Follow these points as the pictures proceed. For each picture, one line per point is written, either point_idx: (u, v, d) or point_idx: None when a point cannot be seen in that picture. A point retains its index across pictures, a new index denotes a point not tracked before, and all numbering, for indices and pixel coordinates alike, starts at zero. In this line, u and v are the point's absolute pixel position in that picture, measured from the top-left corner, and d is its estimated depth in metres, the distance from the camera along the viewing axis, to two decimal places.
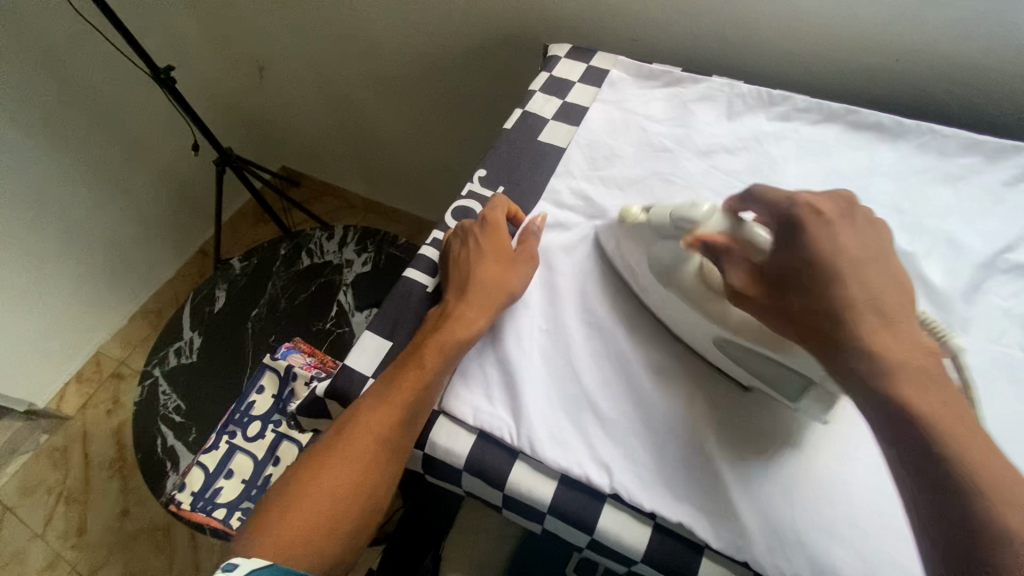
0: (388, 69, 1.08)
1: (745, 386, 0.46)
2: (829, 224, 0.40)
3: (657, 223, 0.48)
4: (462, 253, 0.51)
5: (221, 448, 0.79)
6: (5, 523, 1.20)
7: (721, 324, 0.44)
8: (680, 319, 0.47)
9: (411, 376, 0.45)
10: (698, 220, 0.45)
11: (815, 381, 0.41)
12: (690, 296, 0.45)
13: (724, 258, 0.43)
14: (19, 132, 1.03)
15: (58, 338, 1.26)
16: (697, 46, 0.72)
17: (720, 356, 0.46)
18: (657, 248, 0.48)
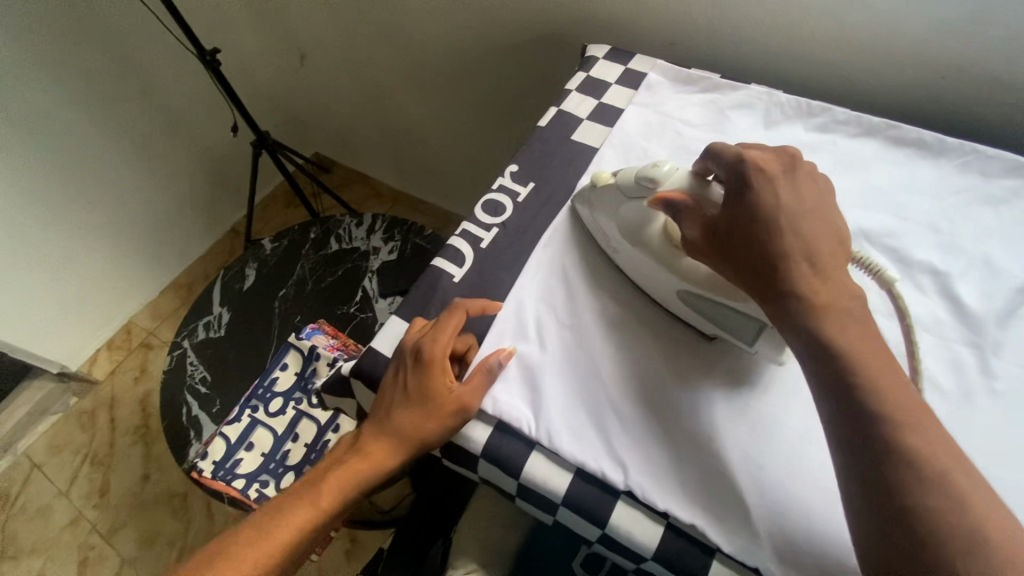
0: (425, 61, 1.10)
1: (707, 335, 0.49)
2: (771, 180, 0.41)
3: (623, 184, 0.51)
4: (393, 387, 0.48)
5: (243, 421, 0.80)
6: (33, 479, 1.25)
7: (682, 277, 0.47)
8: (643, 271, 0.50)
9: (304, 506, 0.47)
10: (659, 179, 0.49)
11: (764, 321, 0.44)
12: (657, 251, 0.49)
13: (684, 214, 0.46)
14: (68, 105, 1.08)
15: (93, 305, 1.31)
16: (738, 52, 0.72)
17: (680, 306, 0.48)
18: (625, 209, 0.51)
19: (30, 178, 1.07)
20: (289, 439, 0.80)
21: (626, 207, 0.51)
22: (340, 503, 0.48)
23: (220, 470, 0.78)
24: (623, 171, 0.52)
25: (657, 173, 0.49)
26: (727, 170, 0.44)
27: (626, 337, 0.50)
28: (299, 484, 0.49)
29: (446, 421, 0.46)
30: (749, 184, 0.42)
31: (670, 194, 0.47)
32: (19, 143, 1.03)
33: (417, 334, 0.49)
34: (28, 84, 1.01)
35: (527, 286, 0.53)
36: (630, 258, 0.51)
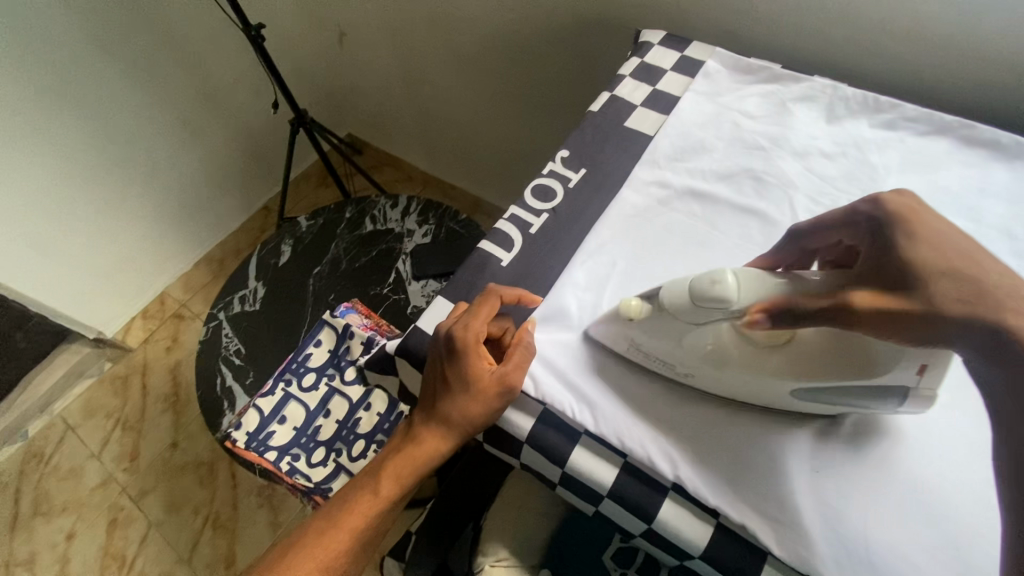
0: (467, 43, 1.08)
1: (830, 417, 0.44)
2: (923, 216, 0.38)
3: (676, 308, 0.41)
4: (433, 378, 0.47)
5: (276, 394, 0.81)
6: (67, 439, 1.29)
7: (798, 375, 0.40)
8: (740, 384, 0.43)
9: (371, 496, 0.51)
10: (743, 297, 0.39)
11: (911, 387, 0.39)
12: (755, 368, 0.41)
13: (805, 317, 0.37)
14: (114, 74, 1.09)
15: (129, 274, 1.34)
16: (801, 42, 0.69)
17: (799, 403, 0.42)
18: (692, 336, 0.42)
19: (74, 145, 1.09)
20: (321, 415, 0.81)
21: (690, 334, 0.42)
22: (402, 486, 0.51)
23: (252, 441, 0.78)
24: (659, 295, 0.42)
25: (724, 292, 0.39)
26: (857, 225, 0.41)
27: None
28: (364, 474, 0.53)
29: (490, 404, 0.45)
30: (902, 219, 0.38)
31: (771, 303, 0.39)
32: (65, 110, 1.05)
33: (448, 322, 0.48)
34: (78, 52, 1.02)
35: (577, 273, 0.51)
36: (716, 377, 0.43)
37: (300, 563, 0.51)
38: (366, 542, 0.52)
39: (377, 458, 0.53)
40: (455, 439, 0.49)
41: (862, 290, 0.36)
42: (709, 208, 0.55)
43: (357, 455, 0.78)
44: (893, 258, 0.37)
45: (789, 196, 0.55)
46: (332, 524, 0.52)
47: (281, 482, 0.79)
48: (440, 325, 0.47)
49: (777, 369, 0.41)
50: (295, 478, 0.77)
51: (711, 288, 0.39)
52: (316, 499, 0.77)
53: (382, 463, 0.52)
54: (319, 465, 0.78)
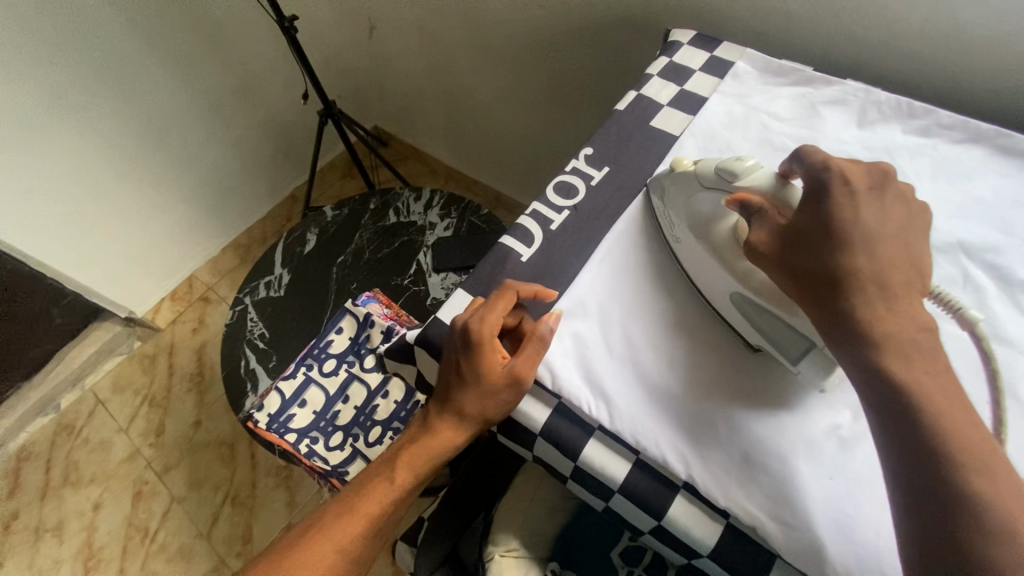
0: (495, 39, 1.09)
1: (751, 346, 0.46)
2: (853, 194, 0.41)
3: (702, 171, 0.49)
4: (449, 368, 0.49)
5: (298, 377, 0.83)
6: (98, 413, 1.35)
7: (741, 282, 0.45)
8: (703, 270, 0.48)
9: (386, 485, 0.53)
10: (739, 174, 0.46)
11: (816, 343, 0.42)
12: (722, 247, 0.47)
13: (757, 217, 0.44)
14: (153, 63, 1.13)
15: (159, 256, 1.38)
16: (835, 45, 0.68)
17: (733, 314, 0.46)
18: (700, 199, 0.49)
19: (112, 130, 1.13)
20: (340, 400, 0.83)
21: (701, 197, 0.49)
22: (418, 475, 0.53)
23: (273, 422, 0.80)
24: (704, 159, 0.50)
25: (737, 167, 0.46)
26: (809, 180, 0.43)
27: (690, 323, 0.49)
28: (380, 462, 0.55)
29: (502, 398, 0.46)
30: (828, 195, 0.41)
31: (746, 195, 0.45)
32: (105, 96, 1.09)
33: (466, 313, 0.48)
34: (120, 40, 1.06)
35: (596, 271, 0.52)
36: (692, 251, 0.49)
37: (319, 548, 0.52)
38: (382, 529, 0.54)
39: (392, 447, 0.55)
40: (468, 429, 0.50)
41: (765, 233, 0.43)
42: None
43: (373, 441, 0.80)
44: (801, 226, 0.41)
45: None
46: (348, 512, 0.53)
47: (299, 463, 0.81)
48: (458, 316, 0.48)
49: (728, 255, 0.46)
50: (314, 460, 0.79)
51: (733, 162, 0.46)
52: (333, 481, 0.80)
53: (399, 450, 0.54)
54: (336, 448, 0.80)
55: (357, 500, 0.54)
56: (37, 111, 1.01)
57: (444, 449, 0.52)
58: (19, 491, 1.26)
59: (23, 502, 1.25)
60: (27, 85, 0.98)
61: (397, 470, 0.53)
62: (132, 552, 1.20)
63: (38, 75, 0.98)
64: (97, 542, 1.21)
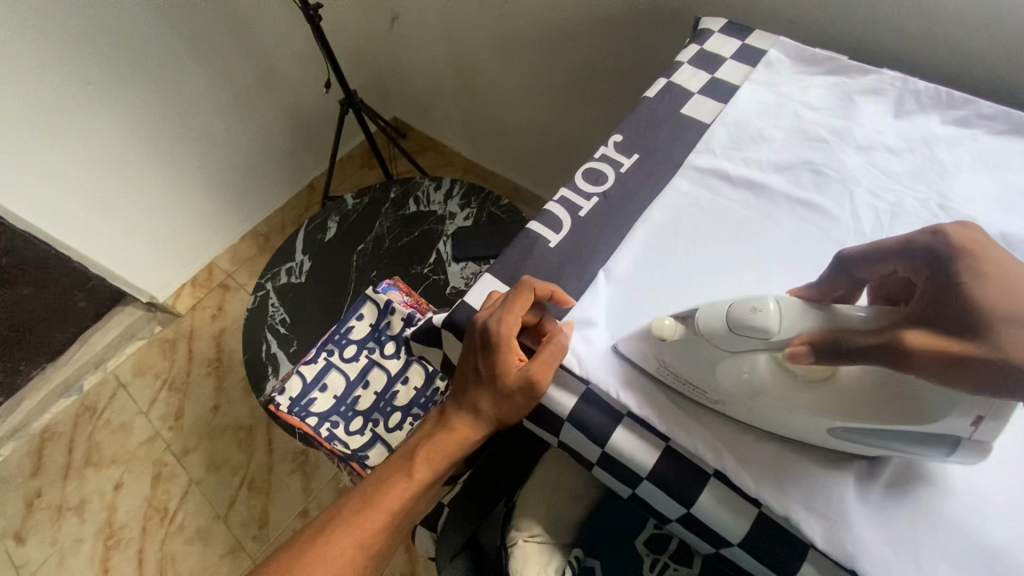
0: (518, 29, 1.09)
1: (868, 454, 0.41)
2: (984, 247, 0.38)
3: (711, 336, 0.40)
4: (469, 365, 0.50)
5: (319, 362, 0.83)
6: (119, 396, 1.37)
7: (834, 415, 0.38)
8: (775, 417, 0.41)
9: (403, 481, 0.53)
10: (775, 332, 0.38)
11: (963, 435, 0.36)
12: (790, 398, 0.39)
13: (847, 343, 0.36)
14: (180, 50, 1.14)
15: (181, 242, 1.40)
16: (870, 34, 0.66)
17: (838, 443, 0.40)
18: (730, 362, 0.40)
19: (137, 115, 1.14)
20: (360, 386, 0.83)
21: (722, 365, 0.41)
22: (434, 471, 0.53)
23: (295, 406, 0.81)
24: (694, 319, 0.41)
25: (766, 321, 0.38)
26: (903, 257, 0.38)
27: (758, 448, 0.43)
28: (396, 458, 0.56)
29: (518, 399, 0.47)
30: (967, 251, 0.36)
31: (804, 340, 0.37)
32: (132, 81, 1.10)
33: (482, 311, 0.49)
34: (148, 27, 1.07)
35: (623, 261, 0.51)
36: (748, 406, 0.41)
37: (338, 540, 0.53)
38: (399, 524, 0.55)
39: (408, 443, 0.56)
40: (483, 425, 0.52)
41: (920, 331, 0.34)
42: (764, 199, 0.54)
43: (393, 427, 0.81)
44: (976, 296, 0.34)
45: (852, 192, 0.54)
46: (366, 506, 0.54)
47: (320, 447, 0.82)
48: (477, 313, 0.48)
49: (815, 407, 0.39)
50: (333, 444, 0.80)
51: (751, 315, 0.38)
52: (352, 466, 0.80)
53: (416, 445, 0.54)
54: (356, 433, 0.80)
55: (376, 493, 0.54)
56: (66, 94, 1.02)
57: (460, 444, 0.53)
58: (42, 470, 1.29)
59: (46, 480, 1.27)
60: (57, 69, 0.99)
61: (416, 463, 0.53)
62: (151, 532, 1.22)
63: (68, 58, 1.00)
64: (117, 521, 1.23)
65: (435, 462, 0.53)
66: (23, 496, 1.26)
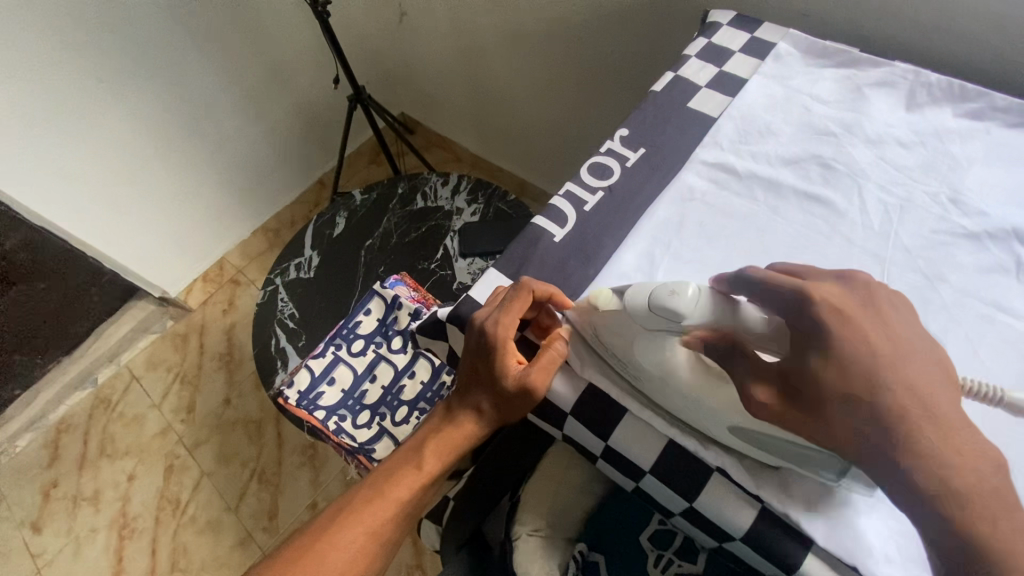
0: (526, 23, 1.08)
1: (771, 467, 0.42)
2: (850, 318, 0.36)
3: (636, 315, 0.40)
4: (471, 364, 0.50)
5: (327, 356, 0.84)
6: (132, 389, 1.39)
7: (729, 413, 0.40)
8: (690, 407, 0.42)
9: (410, 475, 0.54)
10: (688, 318, 0.39)
11: (846, 465, 0.37)
12: (698, 387, 0.41)
13: (735, 347, 0.40)
14: (192, 47, 1.15)
15: (193, 238, 1.42)
16: (882, 26, 0.66)
17: (745, 446, 0.42)
18: (644, 344, 0.42)
19: (149, 112, 1.16)
20: (367, 379, 0.84)
21: (643, 342, 0.42)
22: (440, 466, 0.54)
23: (303, 399, 0.81)
24: (627, 293, 0.41)
25: (682, 307, 0.38)
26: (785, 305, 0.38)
27: (682, 432, 0.44)
28: (402, 452, 0.56)
29: (520, 400, 0.47)
30: (824, 327, 0.36)
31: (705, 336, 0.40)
32: (143, 78, 1.12)
33: (481, 311, 0.48)
34: (160, 25, 1.09)
35: (628, 257, 0.51)
36: (659, 386, 0.43)
37: (343, 535, 0.53)
38: (405, 519, 0.55)
39: (413, 438, 0.57)
40: (487, 421, 0.53)
41: (768, 387, 0.38)
42: (772, 194, 0.54)
43: (400, 421, 0.81)
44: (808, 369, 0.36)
45: (861, 185, 0.53)
46: (372, 501, 0.54)
47: (327, 440, 0.83)
48: (476, 313, 0.48)
49: (721, 403, 0.40)
50: (341, 437, 0.80)
51: (670, 299, 0.38)
52: (359, 459, 0.81)
53: (424, 439, 0.55)
54: (364, 427, 0.81)
55: (385, 485, 0.55)
56: (80, 91, 1.04)
57: (467, 440, 0.54)
58: (58, 461, 1.31)
59: (62, 471, 1.30)
60: (70, 65, 1.01)
61: (424, 456, 0.54)
62: (164, 523, 1.24)
63: (81, 55, 1.01)
64: (131, 511, 1.25)
65: (442, 456, 0.54)
66: (39, 487, 1.28)
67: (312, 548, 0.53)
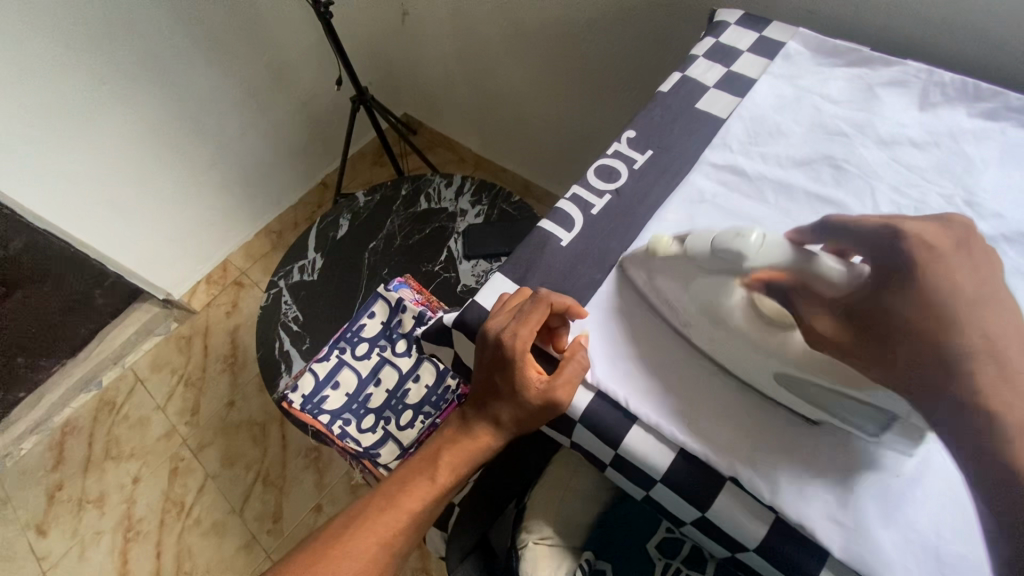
0: (530, 22, 1.07)
1: (810, 420, 0.42)
2: (930, 259, 0.41)
3: (698, 254, 0.45)
4: (486, 374, 0.50)
5: (331, 360, 0.84)
6: (137, 392, 1.39)
7: (779, 356, 0.41)
8: (730, 350, 0.43)
9: (426, 484, 0.54)
10: (752, 258, 0.43)
11: (899, 415, 0.39)
12: (750, 328, 0.42)
13: (795, 295, 0.41)
14: (195, 49, 1.15)
15: (197, 240, 1.42)
16: (893, 24, 0.64)
17: (783, 394, 0.42)
18: (700, 284, 0.44)
19: (153, 115, 1.16)
20: (372, 383, 0.83)
21: (703, 281, 0.44)
22: (456, 476, 0.54)
23: (308, 403, 0.81)
24: (691, 240, 0.46)
25: (744, 247, 0.43)
26: (873, 246, 0.43)
27: (717, 387, 0.45)
28: (416, 461, 0.56)
29: (541, 413, 0.47)
30: (911, 260, 0.41)
31: (769, 277, 0.42)
32: (147, 80, 1.12)
33: (490, 318, 0.48)
34: (164, 27, 1.08)
35: None
36: (709, 334, 0.44)
37: (356, 544, 0.53)
38: (419, 528, 0.54)
39: (426, 447, 0.56)
40: (505, 432, 0.52)
41: (833, 318, 0.40)
42: (783, 197, 0.53)
43: (405, 425, 0.81)
44: (882, 307, 0.39)
45: (873, 186, 0.52)
46: (385, 509, 0.54)
47: (332, 444, 0.82)
48: (488, 323, 0.47)
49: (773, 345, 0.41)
50: (345, 441, 0.80)
51: (734, 240, 0.43)
52: (364, 463, 0.80)
53: (439, 449, 0.54)
54: (368, 431, 0.81)
55: (399, 495, 0.54)
56: (83, 94, 1.04)
57: (483, 451, 0.53)
58: (62, 463, 1.31)
59: (67, 473, 1.30)
60: (73, 68, 1.00)
61: (439, 466, 0.54)
62: (169, 525, 1.24)
63: (85, 59, 1.01)
64: (135, 514, 1.25)
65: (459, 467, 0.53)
66: (44, 489, 1.29)
67: (327, 554, 0.53)
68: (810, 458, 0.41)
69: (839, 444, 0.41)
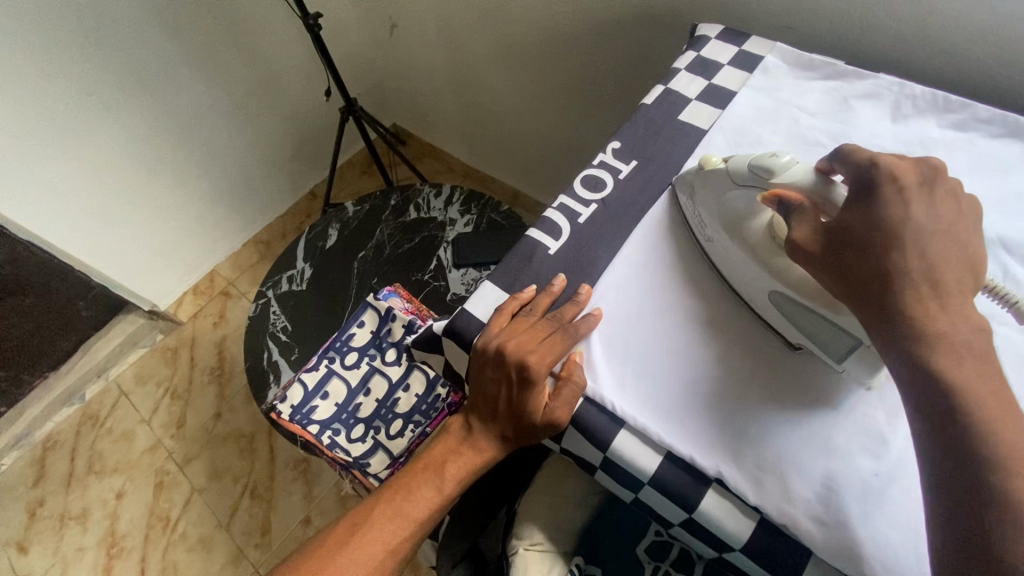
0: (515, 34, 1.09)
1: (791, 344, 0.46)
2: (903, 190, 0.40)
3: (735, 170, 0.48)
4: (491, 389, 0.50)
5: (320, 370, 0.83)
6: (121, 405, 1.37)
7: (777, 277, 0.45)
8: (738, 271, 0.48)
9: (428, 494, 0.54)
10: (776, 172, 0.45)
11: (863, 342, 0.41)
12: (756, 253, 0.46)
13: (796, 213, 0.44)
14: (180, 60, 1.15)
15: (183, 250, 1.40)
16: (866, 39, 0.67)
17: (772, 313, 0.46)
18: (732, 197, 0.49)
19: (140, 124, 1.15)
20: (361, 393, 0.83)
21: (735, 196, 0.49)
22: (459, 488, 0.54)
23: (296, 414, 0.81)
24: (735, 158, 0.49)
25: (773, 164, 0.45)
26: (857, 172, 0.42)
27: (720, 337, 0.48)
28: (416, 469, 0.56)
29: (543, 429, 0.48)
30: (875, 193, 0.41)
31: (787, 193, 0.45)
32: (133, 91, 1.11)
33: (502, 339, 0.48)
34: (150, 38, 1.08)
35: (621, 267, 0.52)
36: (726, 251, 0.49)
37: (355, 554, 0.52)
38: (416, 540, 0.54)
39: (425, 455, 0.56)
40: (506, 443, 0.53)
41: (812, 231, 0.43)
42: None
43: (394, 434, 0.81)
44: (853, 224, 0.40)
45: None
46: (384, 516, 0.54)
47: (321, 455, 0.82)
48: (488, 339, 0.48)
49: (767, 265, 0.46)
50: (335, 452, 0.80)
51: (768, 159, 0.46)
52: (354, 473, 0.80)
53: (443, 459, 0.55)
54: (358, 440, 0.81)
55: (401, 503, 0.54)
56: (68, 106, 1.03)
57: (485, 462, 0.54)
58: (44, 480, 1.28)
59: (49, 489, 1.27)
60: (58, 79, 1.00)
61: (446, 477, 0.54)
62: (153, 541, 1.22)
63: (69, 69, 1.00)
64: (119, 530, 1.23)
65: (463, 477, 0.54)
66: (25, 506, 1.26)
67: (331, 559, 0.53)
68: (791, 459, 0.42)
69: (825, 448, 0.42)
